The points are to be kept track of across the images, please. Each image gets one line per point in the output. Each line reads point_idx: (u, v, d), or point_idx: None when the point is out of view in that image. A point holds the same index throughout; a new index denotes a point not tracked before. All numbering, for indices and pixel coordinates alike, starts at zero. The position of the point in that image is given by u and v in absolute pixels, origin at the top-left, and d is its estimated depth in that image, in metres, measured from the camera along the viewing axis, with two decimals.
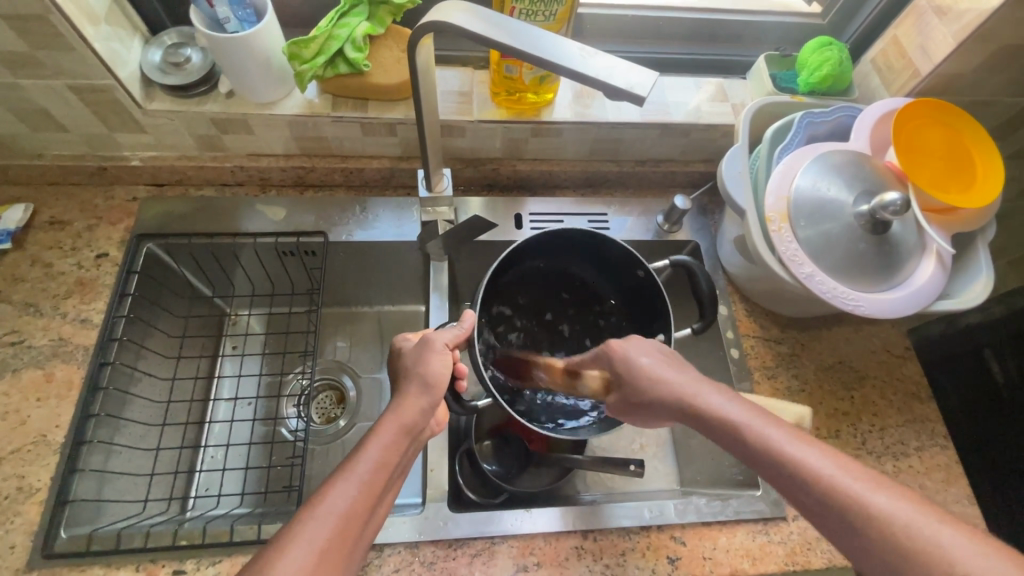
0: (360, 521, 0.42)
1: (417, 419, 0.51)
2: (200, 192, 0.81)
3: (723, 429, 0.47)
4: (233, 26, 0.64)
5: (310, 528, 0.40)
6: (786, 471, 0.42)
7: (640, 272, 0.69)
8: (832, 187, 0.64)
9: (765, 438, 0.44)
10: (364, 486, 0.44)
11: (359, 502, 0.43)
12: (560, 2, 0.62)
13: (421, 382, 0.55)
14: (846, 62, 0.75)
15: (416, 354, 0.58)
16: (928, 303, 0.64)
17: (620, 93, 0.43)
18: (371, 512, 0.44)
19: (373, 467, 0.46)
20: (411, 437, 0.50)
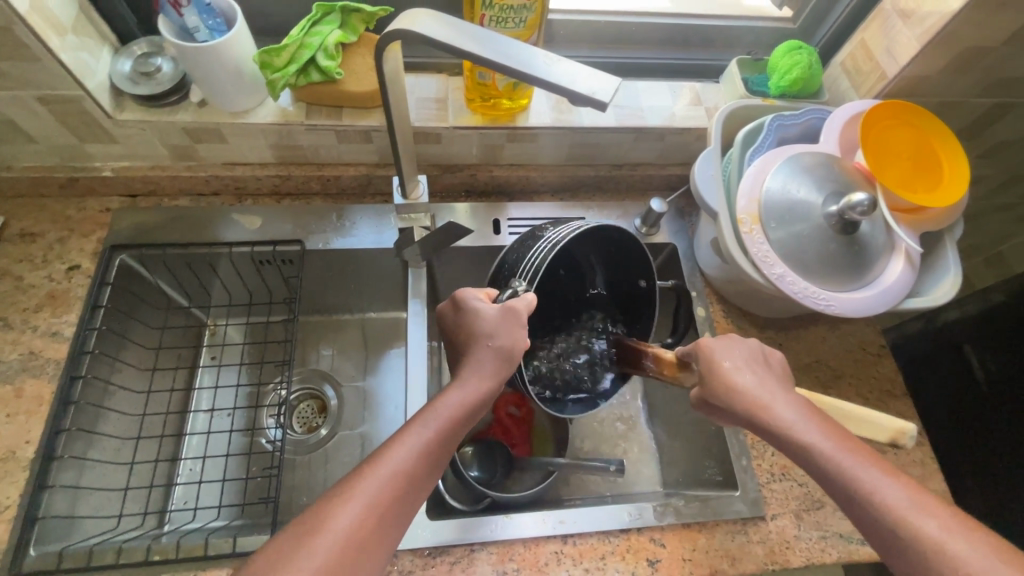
0: (412, 488, 0.47)
1: (490, 393, 0.53)
2: (175, 203, 0.80)
3: (802, 451, 0.49)
4: (202, 35, 0.64)
5: (368, 487, 0.45)
6: (863, 505, 0.45)
7: (641, 282, 0.72)
8: (802, 188, 0.65)
9: (848, 472, 0.46)
10: (416, 459, 0.48)
11: (408, 469, 0.47)
12: (531, 9, 0.62)
13: (501, 353, 0.55)
14: (815, 65, 0.76)
15: (497, 322, 0.56)
16: (898, 302, 0.65)
17: (583, 98, 0.43)
18: (421, 482, 0.47)
19: (432, 439, 0.49)
20: (479, 411, 0.53)
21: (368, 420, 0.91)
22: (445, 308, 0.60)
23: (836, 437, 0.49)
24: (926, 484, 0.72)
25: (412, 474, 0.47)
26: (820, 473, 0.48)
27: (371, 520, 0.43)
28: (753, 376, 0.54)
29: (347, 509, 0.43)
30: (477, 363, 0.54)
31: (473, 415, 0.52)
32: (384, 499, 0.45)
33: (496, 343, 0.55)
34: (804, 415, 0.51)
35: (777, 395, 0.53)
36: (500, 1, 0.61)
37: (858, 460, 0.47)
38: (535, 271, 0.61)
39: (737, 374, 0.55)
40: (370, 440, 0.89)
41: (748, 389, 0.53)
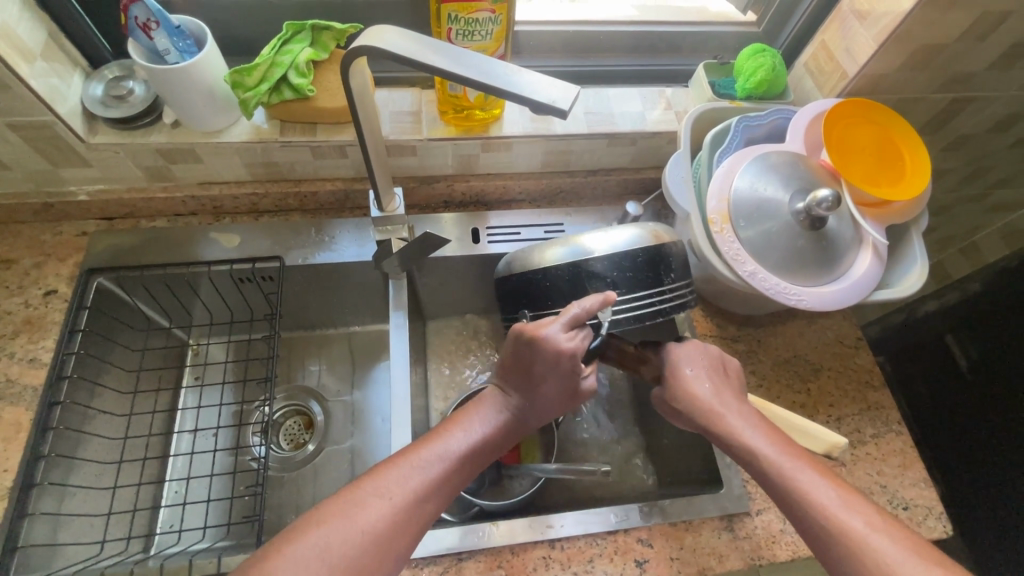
0: (439, 500, 0.52)
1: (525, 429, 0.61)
2: (152, 224, 0.80)
3: (745, 451, 0.55)
4: (173, 57, 0.64)
5: (398, 488, 0.50)
6: (798, 505, 0.50)
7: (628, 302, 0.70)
8: (769, 187, 0.66)
9: (786, 475, 0.52)
10: (449, 475, 0.53)
11: (441, 478, 0.53)
12: (496, 21, 0.64)
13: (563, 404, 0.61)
14: (779, 67, 0.78)
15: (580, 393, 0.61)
16: (868, 294, 0.67)
17: (544, 107, 0.44)
18: (449, 496, 0.53)
19: (466, 461, 0.55)
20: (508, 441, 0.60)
21: (356, 433, 0.91)
22: (547, 348, 0.56)
23: (780, 443, 0.55)
24: (907, 473, 0.73)
25: (444, 490, 0.53)
26: (762, 475, 0.54)
27: (399, 521, 0.49)
28: (711, 387, 0.60)
29: (380, 504, 0.49)
30: (538, 410, 0.60)
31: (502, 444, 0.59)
32: (414, 505, 0.50)
33: (562, 393, 0.60)
34: (754, 423, 0.57)
35: (731, 405, 0.58)
36: (465, 14, 0.62)
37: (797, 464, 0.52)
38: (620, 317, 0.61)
39: (696, 384, 0.61)
40: (358, 454, 0.89)
41: (705, 399, 0.59)
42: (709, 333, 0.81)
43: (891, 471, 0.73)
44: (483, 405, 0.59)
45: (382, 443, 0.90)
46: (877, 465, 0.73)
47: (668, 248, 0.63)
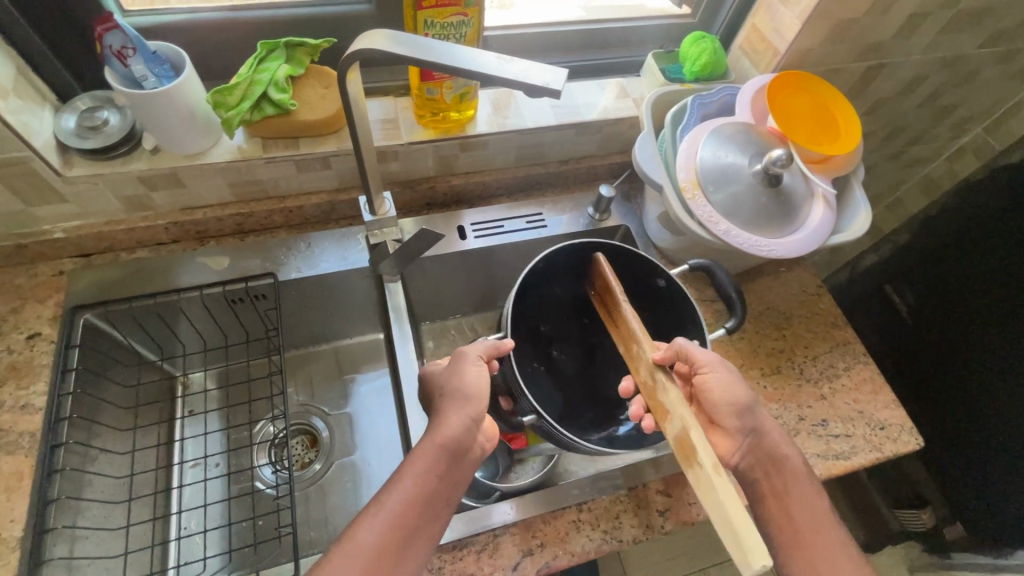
0: (388, 552, 0.51)
1: (457, 435, 0.56)
2: (133, 256, 0.79)
3: (780, 457, 0.61)
4: (151, 83, 0.65)
5: (342, 559, 0.49)
6: (788, 507, 0.59)
7: (661, 281, 0.75)
8: (730, 154, 0.74)
9: (790, 487, 0.60)
10: (388, 523, 0.52)
11: (375, 541, 0.51)
12: (469, 24, 0.68)
13: (461, 395, 0.58)
14: (720, 50, 0.87)
15: (466, 374, 0.60)
16: (825, 239, 0.75)
17: (541, 90, 0.49)
18: (398, 546, 0.51)
19: (403, 501, 0.53)
20: (451, 452, 0.55)
21: (363, 444, 0.91)
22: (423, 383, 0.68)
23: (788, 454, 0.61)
24: (879, 397, 0.81)
25: (384, 542, 0.51)
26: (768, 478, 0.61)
27: None
28: (741, 394, 0.62)
29: None
30: (447, 410, 0.58)
31: (446, 461, 0.55)
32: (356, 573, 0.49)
33: (456, 385, 0.59)
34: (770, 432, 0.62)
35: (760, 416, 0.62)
36: (440, 19, 0.66)
37: (800, 479, 0.60)
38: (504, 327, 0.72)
39: (724, 383, 0.61)
40: (368, 463, 0.90)
41: (735, 402, 0.61)
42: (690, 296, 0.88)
43: (865, 398, 0.81)
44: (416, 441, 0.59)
45: (391, 447, 0.91)
46: (853, 394, 0.81)
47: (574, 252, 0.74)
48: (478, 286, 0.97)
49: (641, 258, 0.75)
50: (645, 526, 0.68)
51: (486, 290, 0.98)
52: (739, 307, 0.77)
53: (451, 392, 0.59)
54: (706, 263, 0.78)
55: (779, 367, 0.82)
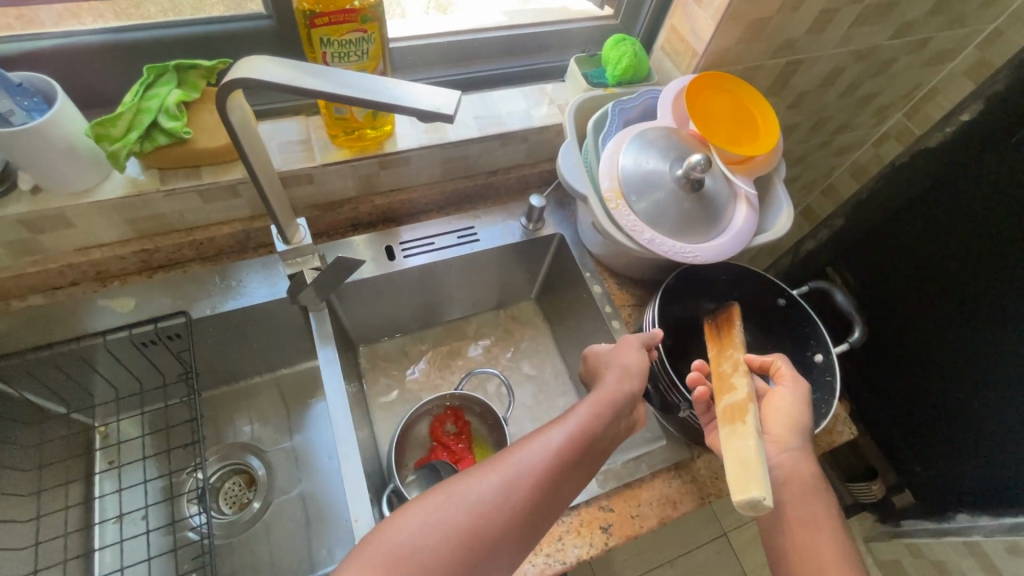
0: (559, 465, 0.53)
1: (621, 396, 0.62)
2: (27, 303, 0.73)
3: (813, 490, 0.56)
4: (20, 118, 0.59)
5: (520, 453, 0.53)
6: (808, 542, 0.54)
7: (783, 300, 0.80)
8: (651, 160, 0.73)
9: (814, 520, 0.55)
10: (566, 439, 0.55)
11: (552, 449, 0.54)
12: (370, 40, 0.65)
13: (624, 368, 0.66)
14: (640, 53, 0.86)
15: (624, 352, 0.69)
16: (751, 239, 0.75)
17: (433, 116, 0.46)
18: (568, 464, 0.54)
19: (577, 428, 0.57)
20: (614, 410, 0.60)
21: (305, 478, 0.88)
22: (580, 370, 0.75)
23: (817, 486, 0.56)
24: None
25: (558, 455, 0.54)
26: (791, 507, 0.55)
27: (517, 485, 0.50)
28: (800, 417, 0.60)
29: (495, 469, 0.51)
30: (615, 373, 0.65)
31: (612, 412, 0.60)
32: (530, 469, 0.52)
33: (625, 360, 0.67)
34: (803, 459, 0.57)
35: (801, 443, 0.58)
36: (337, 37, 0.62)
37: (824, 511, 0.55)
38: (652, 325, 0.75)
39: (788, 404, 0.61)
40: (310, 498, 0.86)
41: (786, 420, 0.60)
42: (627, 303, 0.87)
43: None
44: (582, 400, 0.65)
45: (334, 480, 0.87)
46: None
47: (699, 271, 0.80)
48: (415, 305, 0.94)
49: (763, 277, 0.80)
50: (589, 545, 0.67)
51: (423, 308, 0.95)
52: (860, 320, 0.77)
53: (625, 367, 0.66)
54: (823, 285, 0.82)
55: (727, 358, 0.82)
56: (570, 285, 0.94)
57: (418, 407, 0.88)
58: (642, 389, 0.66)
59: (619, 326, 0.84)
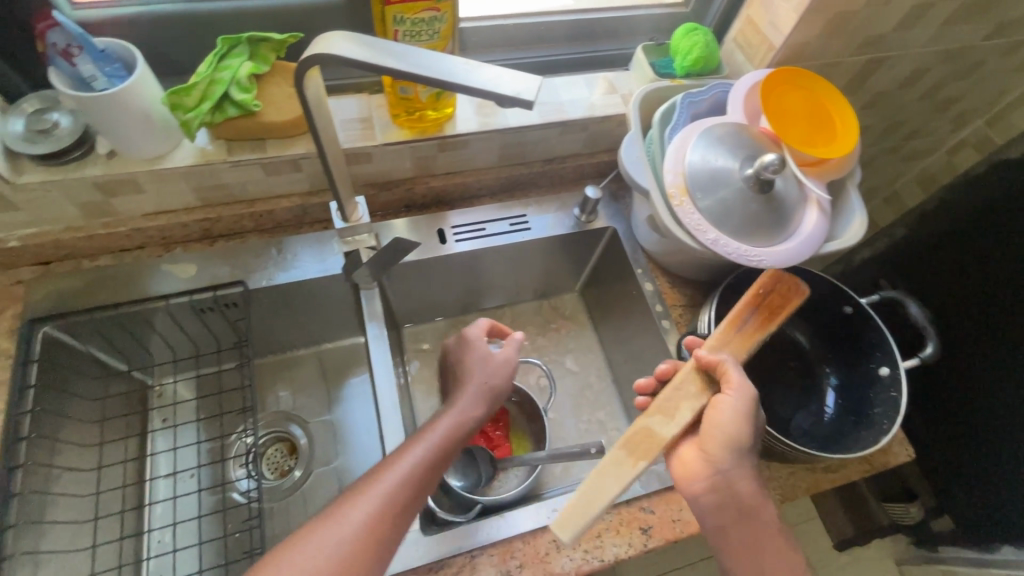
0: (413, 489, 0.55)
1: (468, 422, 0.62)
2: (96, 264, 0.76)
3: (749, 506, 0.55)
4: (102, 83, 0.60)
5: (388, 478, 0.55)
6: (744, 552, 0.55)
7: (848, 308, 0.75)
8: (720, 157, 0.70)
9: (752, 531, 0.55)
10: (421, 465, 0.56)
11: (412, 474, 0.55)
12: (442, 19, 0.63)
13: (473, 393, 0.65)
14: (712, 43, 0.82)
15: (478, 365, 0.68)
16: (820, 246, 0.71)
17: (511, 102, 0.45)
18: (422, 490, 0.56)
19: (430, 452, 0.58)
20: (457, 436, 0.60)
21: (342, 452, 0.89)
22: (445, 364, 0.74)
23: (757, 499, 0.55)
24: None
25: (420, 477, 0.56)
26: (729, 524, 0.56)
27: (387, 509, 0.53)
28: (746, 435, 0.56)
29: (364, 497, 0.53)
30: (470, 395, 0.64)
31: (456, 441, 0.60)
32: (405, 489, 0.54)
33: (470, 383, 0.66)
34: (738, 482, 0.55)
35: (735, 465, 0.55)
36: (410, 15, 0.61)
37: (762, 520, 0.56)
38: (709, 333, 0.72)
39: (728, 416, 0.56)
40: (347, 472, 0.88)
41: (733, 442, 0.55)
42: (678, 303, 0.85)
43: None
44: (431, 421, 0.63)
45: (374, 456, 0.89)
46: None
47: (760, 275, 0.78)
48: (461, 289, 0.94)
49: (829, 283, 0.76)
50: (628, 545, 0.67)
51: (468, 294, 0.95)
52: (935, 335, 0.72)
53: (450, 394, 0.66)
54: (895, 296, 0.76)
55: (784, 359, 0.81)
56: (619, 280, 0.92)
57: None
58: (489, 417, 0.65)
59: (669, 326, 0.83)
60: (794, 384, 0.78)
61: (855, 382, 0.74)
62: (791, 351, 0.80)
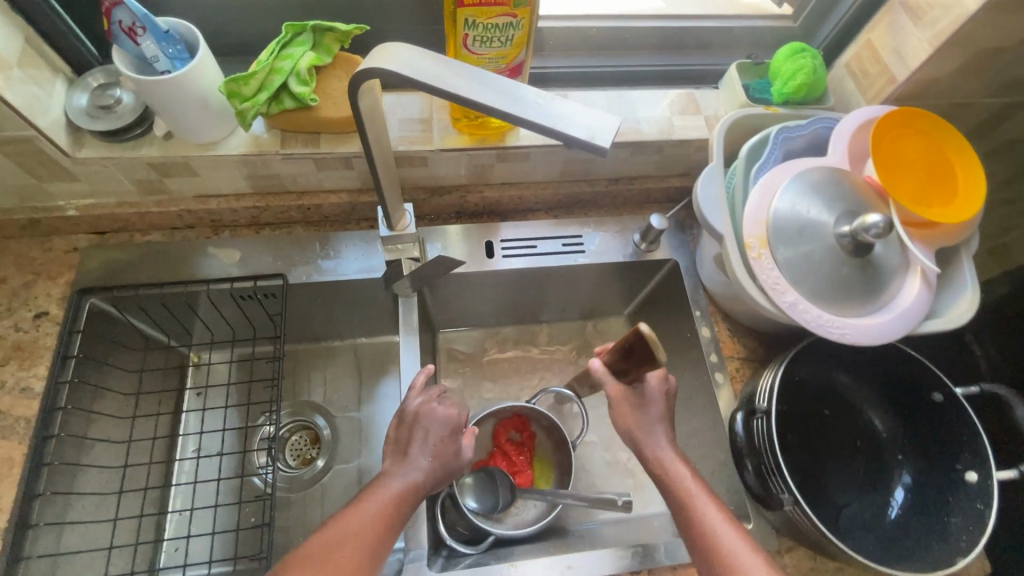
0: (368, 546, 0.56)
1: (422, 479, 0.62)
2: (147, 239, 0.76)
3: (666, 469, 0.59)
4: (162, 65, 0.59)
5: (342, 534, 0.56)
6: (709, 551, 0.53)
7: (937, 396, 0.66)
8: (812, 208, 0.61)
9: (708, 526, 0.54)
10: (377, 518, 0.58)
11: (365, 533, 0.56)
12: (517, 26, 0.57)
13: (421, 446, 0.64)
14: (820, 69, 0.72)
15: (428, 417, 0.66)
16: (917, 323, 0.62)
17: (580, 143, 0.40)
18: (376, 547, 0.56)
19: (380, 508, 0.59)
20: (410, 494, 0.61)
21: (366, 451, 0.86)
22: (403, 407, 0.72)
23: (702, 491, 0.57)
24: None
25: (376, 536, 0.57)
26: (684, 523, 0.56)
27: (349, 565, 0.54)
28: (657, 413, 0.63)
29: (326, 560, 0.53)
30: (418, 447, 0.64)
31: (406, 499, 0.61)
32: (361, 549, 0.55)
33: (437, 434, 0.65)
34: (670, 468, 0.59)
35: (659, 446, 0.60)
36: (483, 19, 0.56)
37: (715, 512, 0.55)
38: (770, 402, 0.64)
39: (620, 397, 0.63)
40: (367, 472, 0.85)
41: (631, 428, 0.62)
42: (736, 355, 0.77)
43: None
44: (390, 472, 0.63)
45: None
46: None
47: (822, 342, 0.70)
48: (502, 304, 0.89)
49: (920, 363, 0.67)
50: None
51: (509, 309, 0.90)
52: None
53: (402, 445, 0.65)
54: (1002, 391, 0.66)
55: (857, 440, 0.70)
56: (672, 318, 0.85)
57: (490, 408, 0.82)
58: (443, 478, 0.65)
59: (722, 380, 0.75)
60: (856, 468, 0.69)
61: (930, 481, 0.65)
62: (858, 428, 0.71)
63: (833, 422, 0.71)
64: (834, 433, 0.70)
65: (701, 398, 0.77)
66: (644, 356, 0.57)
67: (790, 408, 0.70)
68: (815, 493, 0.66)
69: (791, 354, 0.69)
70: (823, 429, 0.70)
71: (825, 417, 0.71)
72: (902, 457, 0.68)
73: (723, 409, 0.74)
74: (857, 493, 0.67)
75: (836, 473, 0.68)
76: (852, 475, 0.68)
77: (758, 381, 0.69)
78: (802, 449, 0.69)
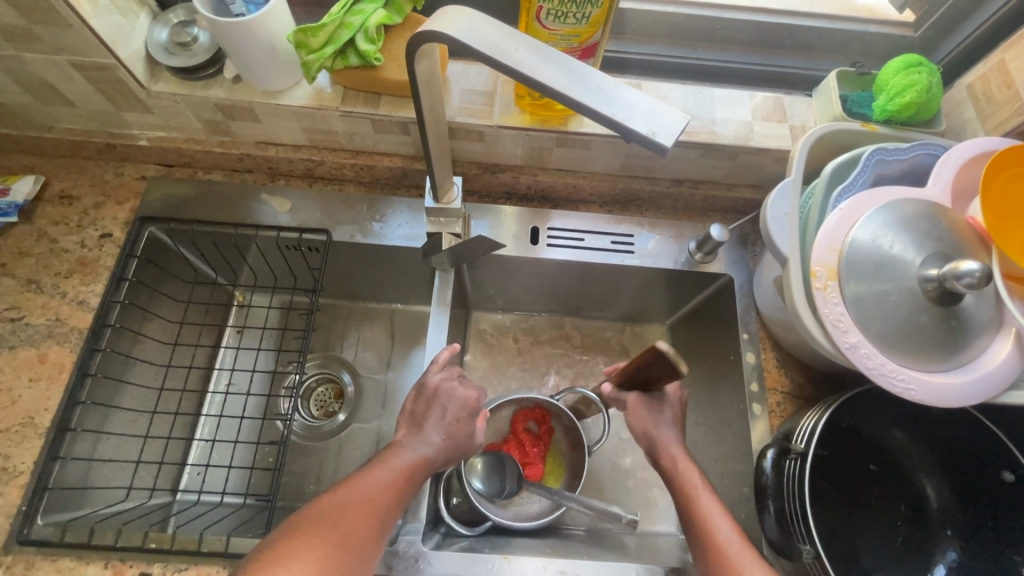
0: (380, 511, 0.53)
1: (433, 454, 0.61)
2: (208, 177, 0.79)
3: (672, 458, 0.60)
4: (238, 8, 0.60)
5: (355, 493, 0.53)
6: (704, 541, 0.53)
7: (1008, 476, 0.59)
8: (896, 243, 0.55)
9: (709, 516, 0.55)
10: (389, 484, 0.55)
11: (376, 499, 0.53)
12: (597, 4, 0.53)
13: (438, 420, 0.63)
14: (934, 88, 0.63)
15: (445, 394, 0.65)
16: (999, 392, 0.54)
17: (640, 138, 0.37)
18: (387, 515, 0.53)
19: (391, 478, 0.56)
20: (419, 468, 0.59)
21: (386, 416, 0.85)
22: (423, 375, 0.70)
23: (706, 486, 0.57)
24: None
25: (387, 504, 0.54)
26: (684, 513, 0.56)
27: (360, 526, 0.50)
28: (669, 416, 0.64)
29: (338, 515, 0.50)
30: (435, 420, 0.63)
31: (416, 473, 0.58)
32: (371, 513, 0.52)
33: (455, 414, 0.64)
34: (679, 464, 0.60)
35: (672, 444, 0.61)
36: None
37: (716, 507, 0.55)
38: (806, 447, 0.59)
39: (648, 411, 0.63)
40: (385, 436, 0.84)
41: (645, 427, 0.63)
42: (780, 388, 0.72)
43: None
44: (403, 444, 0.61)
45: None
46: None
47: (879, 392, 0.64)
48: (540, 294, 0.86)
49: (994, 435, 0.60)
50: None
51: (547, 300, 0.87)
52: None
53: (418, 418, 0.64)
54: None
55: (900, 505, 0.63)
56: (715, 336, 0.80)
57: (506, 396, 0.78)
58: (451, 459, 0.63)
59: (759, 412, 0.70)
60: (895, 533, 0.62)
61: (981, 566, 0.59)
62: (905, 491, 0.64)
63: (878, 477, 0.64)
64: (876, 491, 0.64)
65: (732, 427, 0.72)
66: (669, 372, 0.55)
67: (830, 456, 0.64)
68: (844, 554, 0.60)
69: (842, 400, 0.63)
70: (865, 485, 0.64)
71: (871, 473, 0.65)
72: (951, 534, 0.61)
73: (755, 441, 0.69)
74: (892, 562, 0.61)
75: (873, 534, 0.62)
76: (892, 540, 0.62)
77: (800, 420, 0.63)
78: (835, 501, 0.63)
